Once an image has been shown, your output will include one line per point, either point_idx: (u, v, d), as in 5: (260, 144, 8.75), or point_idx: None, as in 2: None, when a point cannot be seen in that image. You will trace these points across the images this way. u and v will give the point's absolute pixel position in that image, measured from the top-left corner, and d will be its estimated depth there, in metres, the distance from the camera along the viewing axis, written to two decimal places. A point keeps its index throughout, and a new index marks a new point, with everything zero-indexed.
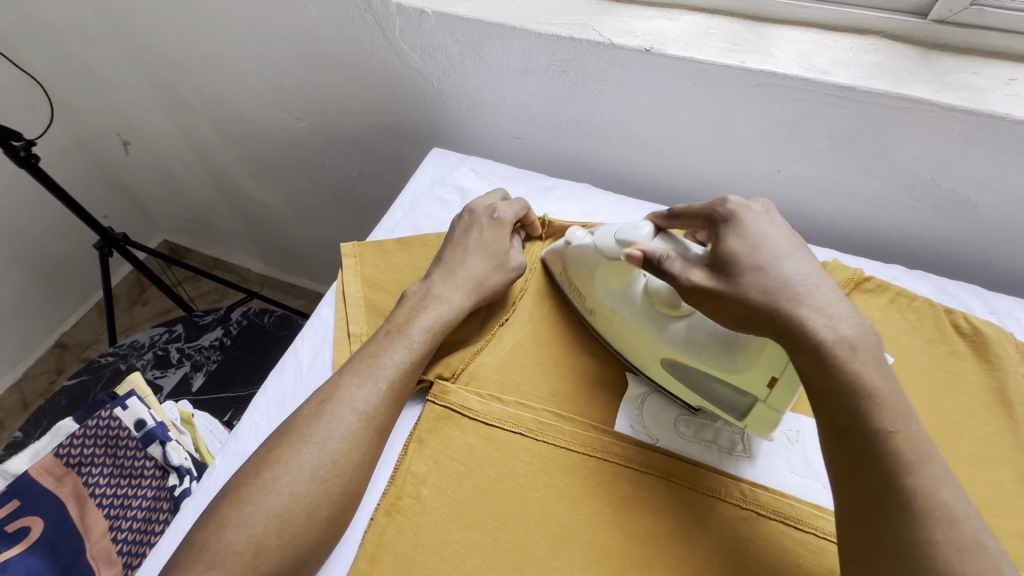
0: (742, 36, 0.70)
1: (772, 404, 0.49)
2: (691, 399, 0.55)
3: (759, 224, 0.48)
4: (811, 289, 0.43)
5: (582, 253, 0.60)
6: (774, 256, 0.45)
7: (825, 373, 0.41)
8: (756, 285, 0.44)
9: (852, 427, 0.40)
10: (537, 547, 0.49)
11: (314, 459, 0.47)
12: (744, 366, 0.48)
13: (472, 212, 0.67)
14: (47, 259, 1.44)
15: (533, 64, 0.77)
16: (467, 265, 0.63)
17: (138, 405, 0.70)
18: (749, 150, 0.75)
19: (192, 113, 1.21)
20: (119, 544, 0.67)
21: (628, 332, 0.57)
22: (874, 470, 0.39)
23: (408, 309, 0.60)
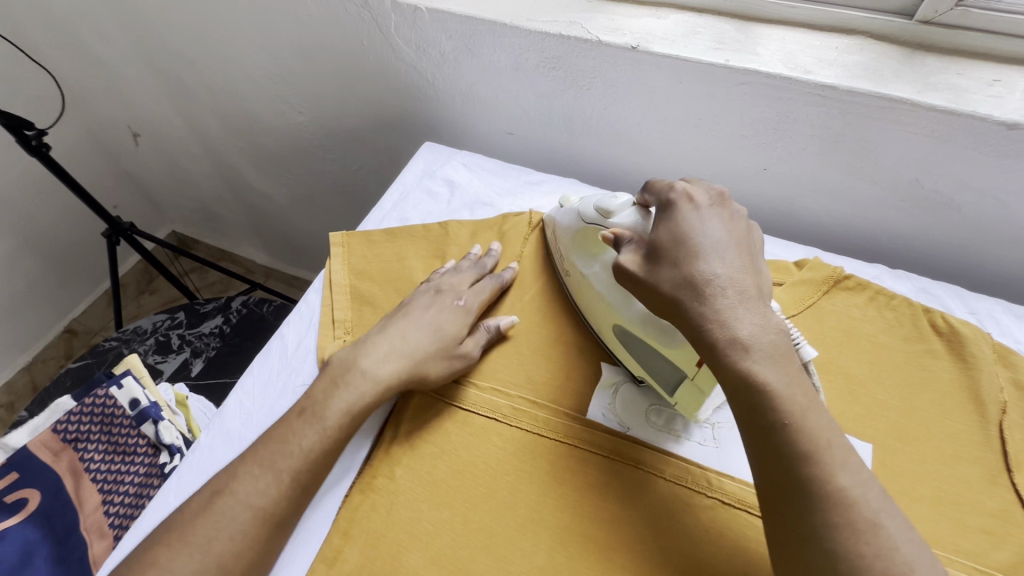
0: (729, 35, 0.71)
1: (698, 382, 0.50)
2: (633, 369, 0.58)
3: (693, 222, 0.47)
4: (721, 288, 0.43)
5: (567, 219, 0.63)
6: (696, 253, 0.45)
7: (722, 365, 0.42)
8: (668, 282, 0.45)
9: (751, 419, 0.41)
10: (505, 528, 0.50)
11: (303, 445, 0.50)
12: (675, 349, 0.50)
13: (442, 285, 0.64)
14: (58, 246, 1.48)
15: (523, 60, 0.78)
16: (407, 342, 0.57)
17: (133, 385, 0.72)
18: (735, 148, 0.76)
19: (199, 107, 1.24)
20: (111, 518, 0.69)
21: (590, 298, 0.60)
22: (775, 455, 0.39)
23: (329, 382, 0.55)
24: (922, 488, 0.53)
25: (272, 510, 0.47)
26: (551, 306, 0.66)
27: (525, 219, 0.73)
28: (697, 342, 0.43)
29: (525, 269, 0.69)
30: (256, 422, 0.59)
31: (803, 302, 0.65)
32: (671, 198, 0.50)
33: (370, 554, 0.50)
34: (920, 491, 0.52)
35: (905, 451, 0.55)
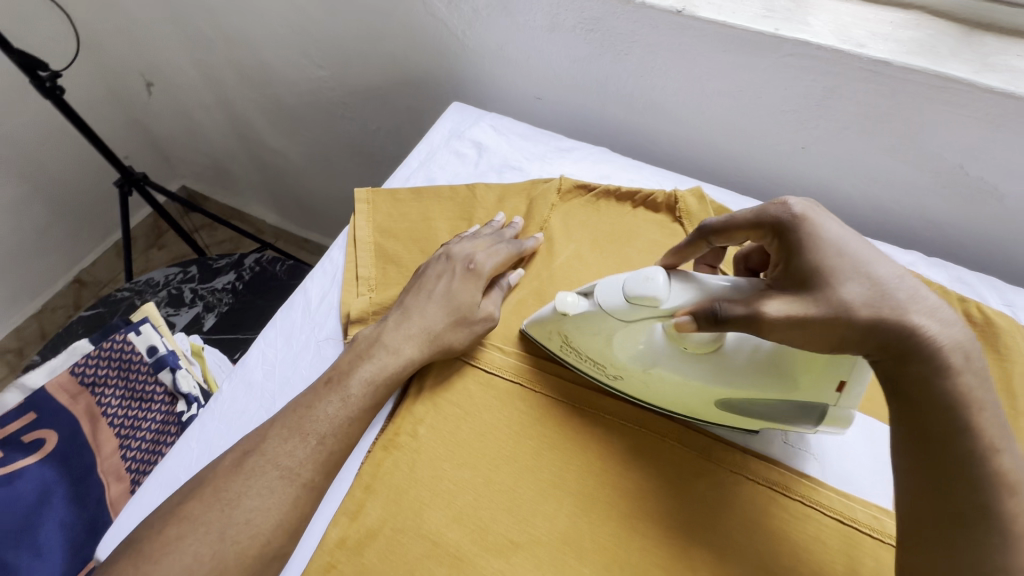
0: (778, 3, 0.68)
1: (843, 406, 0.46)
2: (750, 425, 0.51)
3: (836, 228, 0.42)
4: (903, 302, 0.39)
5: (582, 319, 0.50)
6: (862, 260, 0.40)
7: (918, 393, 0.38)
8: (857, 298, 0.39)
9: (947, 452, 0.37)
10: (527, 490, 0.50)
11: (328, 411, 0.50)
12: (810, 376, 0.45)
13: (449, 255, 0.61)
14: (69, 194, 1.47)
15: (560, 20, 0.76)
16: (424, 313, 0.57)
17: (151, 333, 0.72)
18: (775, 124, 0.73)
19: (216, 57, 1.21)
20: (128, 461, 0.70)
21: (667, 386, 0.50)
22: (965, 489, 0.37)
23: (354, 354, 0.54)
24: None
25: (289, 457, 0.47)
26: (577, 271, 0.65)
27: (555, 185, 0.70)
28: (908, 362, 0.38)
29: (554, 233, 0.67)
30: (279, 374, 0.59)
31: None
32: (790, 205, 0.43)
33: (392, 509, 0.50)
34: None
35: None
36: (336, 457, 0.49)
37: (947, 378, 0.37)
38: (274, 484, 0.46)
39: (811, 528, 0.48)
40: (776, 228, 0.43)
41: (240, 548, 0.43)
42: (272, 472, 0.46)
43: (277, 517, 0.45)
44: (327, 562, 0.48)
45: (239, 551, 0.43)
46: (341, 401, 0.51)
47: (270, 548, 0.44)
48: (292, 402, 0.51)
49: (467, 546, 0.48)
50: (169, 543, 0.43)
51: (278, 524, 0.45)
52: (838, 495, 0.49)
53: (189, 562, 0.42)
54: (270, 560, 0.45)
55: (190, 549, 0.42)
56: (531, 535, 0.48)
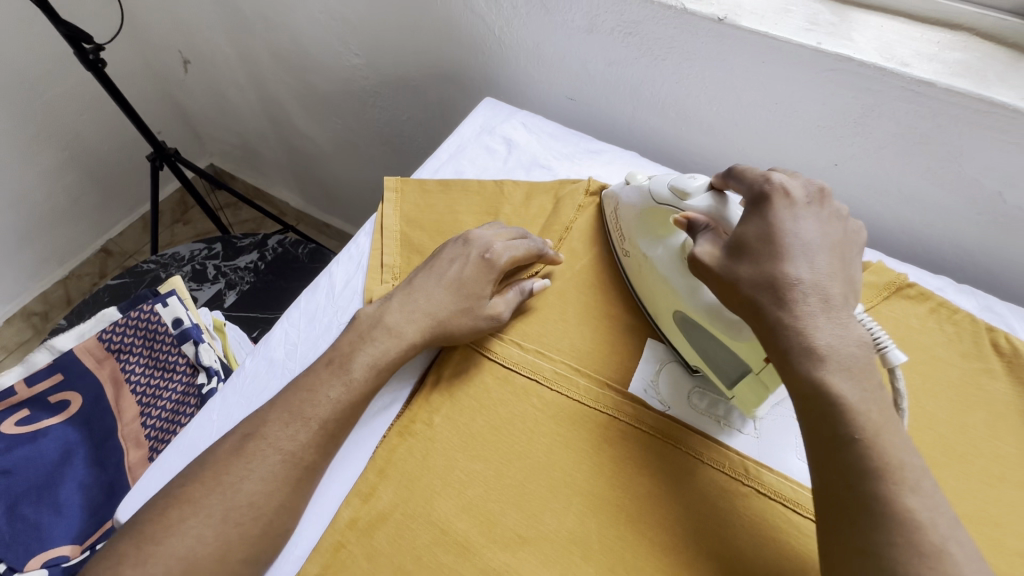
0: (823, 16, 0.67)
1: (763, 377, 0.49)
2: (689, 356, 0.57)
3: (784, 218, 0.45)
4: (802, 294, 0.41)
5: (632, 198, 0.61)
6: (781, 252, 0.43)
7: (793, 371, 0.41)
8: (742, 273, 0.44)
9: (821, 429, 0.40)
10: (538, 487, 0.51)
11: (333, 395, 0.51)
12: (743, 337, 0.49)
13: (467, 241, 0.60)
14: (102, 164, 1.50)
15: (600, 21, 0.76)
16: (432, 296, 0.57)
17: (177, 305, 0.72)
18: (810, 139, 0.72)
19: (253, 40, 1.23)
20: (148, 429, 0.70)
21: (649, 281, 0.58)
22: (841, 469, 0.39)
23: (354, 336, 0.55)
24: (966, 505, 0.51)
25: (291, 441, 0.48)
26: (595, 270, 0.65)
27: (582, 187, 0.70)
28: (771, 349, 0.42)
29: (578, 236, 0.67)
30: (300, 354, 0.60)
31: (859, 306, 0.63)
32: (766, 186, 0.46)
33: (403, 494, 0.50)
34: (959, 507, 0.51)
35: (951, 466, 0.53)
36: (333, 438, 0.50)
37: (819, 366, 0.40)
38: (275, 468, 0.47)
39: (816, 544, 0.47)
40: (752, 199, 0.47)
41: (244, 529, 0.44)
42: (274, 456, 0.47)
43: (279, 499, 0.46)
44: (336, 542, 0.48)
45: (242, 531, 0.44)
46: (345, 384, 0.51)
47: (273, 527, 0.46)
48: (294, 383, 0.52)
49: (475, 537, 0.48)
50: (187, 523, 0.44)
51: (280, 505, 0.46)
52: None
53: (192, 543, 0.43)
54: (273, 539, 0.46)
55: (192, 530, 0.43)
56: (540, 530, 0.49)
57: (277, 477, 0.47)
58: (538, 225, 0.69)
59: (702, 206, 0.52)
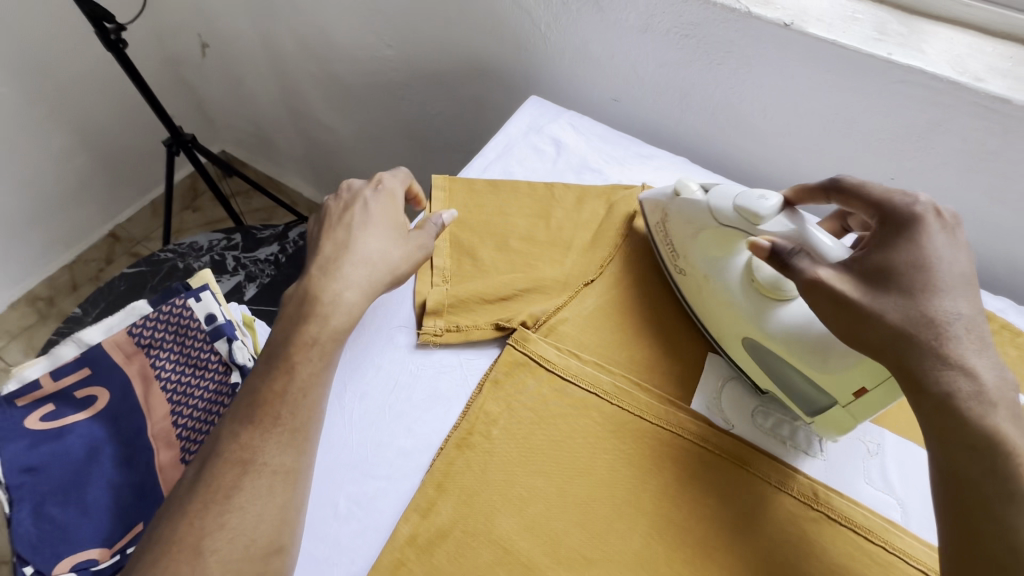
0: (891, 26, 0.65)
1: (852, 411, 0.48)
2: (758, 377, 0.55)
3: (936, 248, 0.44)
4: (959, 331, 0.41)
5: (688, 212, 0.58)
6: (934, 286, 0.42)
7: (953, 416, 0.39)
8: (887, 308, 0.42)
9: (980, 483, 0.38)
10: (601, 506, 0.49)
11: (281, 385, 0.47)
12: (841, 370, 0.47)
13: (349, 189, 0.59)
14: (114, 148, 1.47)
15: (655, 22, 0.73)
16: (354, 244, 0.54)
17: (210, 300, 0.71)
18: (868, 152, 0.70)
19: (279, 25, 1.19)
20: (179, 428, 0.66)
21: (711, 303, 0.57)
22: (999, 527, 0.37)
23: (287, 319, 0.50)
24: None
25: (254, 447, 0.44)
26: (651, 281, 0.63)
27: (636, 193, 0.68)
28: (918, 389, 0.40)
29: (633, 245, 0.65)
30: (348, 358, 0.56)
31: None
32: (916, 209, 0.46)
33: (463, 510, 0.48)
34: None
35: None
36: (296, 433, 0.46)
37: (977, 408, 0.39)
38: (240, 479, 0.43)
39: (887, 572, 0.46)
40: (893, 221, 0.46)
41: (219, 555, 0.40)
42: (233, 468, 0.43)
43: (256, 512, 0.42)
44: (396, 559, 0.46)
45: (220, 557, 0.40)
46: (293, 376, 0.47)
47: (257, 546, 0.41)
48: (249, 386, 0.48)
49: (539, 558, 0.46)
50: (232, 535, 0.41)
51: (258, 519, 0.42)
52: (922, 546, 0.47)
53: None
54: (267, 558, 0.42)
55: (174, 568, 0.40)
56: (605, 552, 0.47)
57: (249, 488, 0.43)
58: (591, 230, 0.66)
59: (779, 227, 0.50)
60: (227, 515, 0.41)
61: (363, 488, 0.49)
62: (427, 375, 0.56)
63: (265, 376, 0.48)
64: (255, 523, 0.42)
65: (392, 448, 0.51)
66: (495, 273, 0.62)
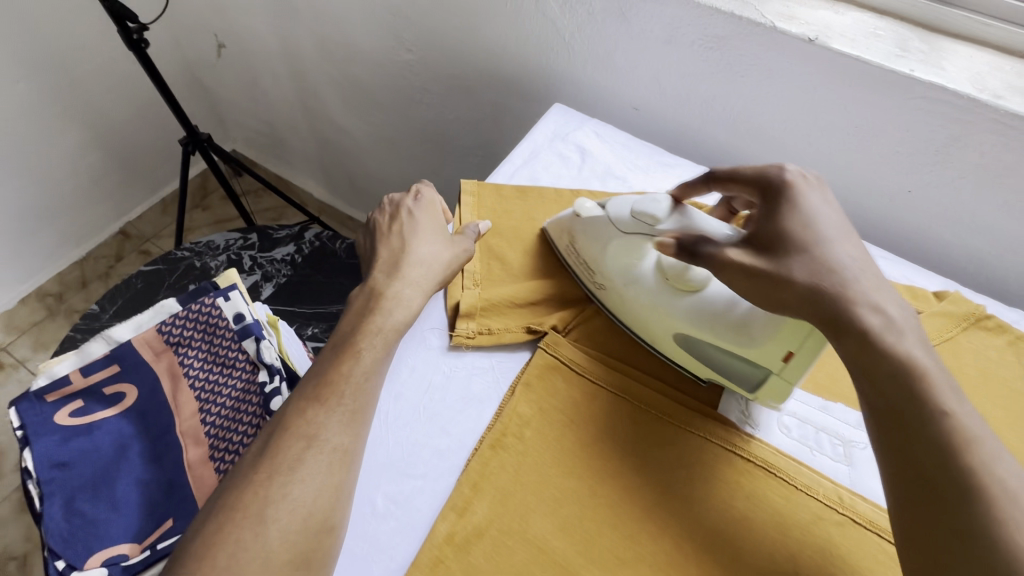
0: (912, 43, 0.67)
1: (785, 377, 0.51)
2: (693, 368, 0.57)
3: (812, 203, 0.49)
4: (851, 275, 0.45)
5: (596, 226, 0.60)
6: (820, 238, 0.47)
7: (868, 352, 0.42)
8: (797, 272, 0.45)
9: (904, 413, 0.39)
10: (633, 507, 0.50)
11: (354, 367, 0.49)
12: (765, 338, 0.50)
13: (391, 201, 0.61)
14: (127, 146, 1.47)
15: (680, 34, 0.75)
16: (415, 245, 0.57)
17: (239, 300, 0.72)
18: (887, 165, 0.72)
19: (299, 28, 1.20)
20: (207, 425, 0.67)
21: (635, 308, 0.58)
22: (927, 450, 0.38)
23: (354, 312, 0.53)
24: None
25: (319, 425, 0.45)
26: None
27: None
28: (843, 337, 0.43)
29: None
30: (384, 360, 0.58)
31: (937, 336, 0.63)
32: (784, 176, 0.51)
33: (499, 510, 0.49)
34: None
35: None
36: (358, 415, 0.47)
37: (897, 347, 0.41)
38: (302, 454, 0.44)
39: None
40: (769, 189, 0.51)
41: (280, 525, 0.41)
42: (298, 442, 0.44)
43: (316, 487, 0.43)
44: (434, 557, 0.46)
45: (280, 527, 0.41)
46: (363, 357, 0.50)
47: (314, 519, 0.42)
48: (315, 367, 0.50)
49: (573, 557, 0.47)
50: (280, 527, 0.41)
51: (317, 494, 0.43)
52: None
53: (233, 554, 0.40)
54: (321, 533, 0.43)
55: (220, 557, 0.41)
56: (637, 552, 0.48)
57: (311, 464, 0.44)
58: None
59: (673, 227, 0.54)
60: (289, 485, 0.42)
61: (399, 487, 0.50)
62: (460, 377, 0.57)
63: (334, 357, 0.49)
64: (313, 497, 0.43)
65: (427, 448, 0.52)
66: (524, 277, 0.64)
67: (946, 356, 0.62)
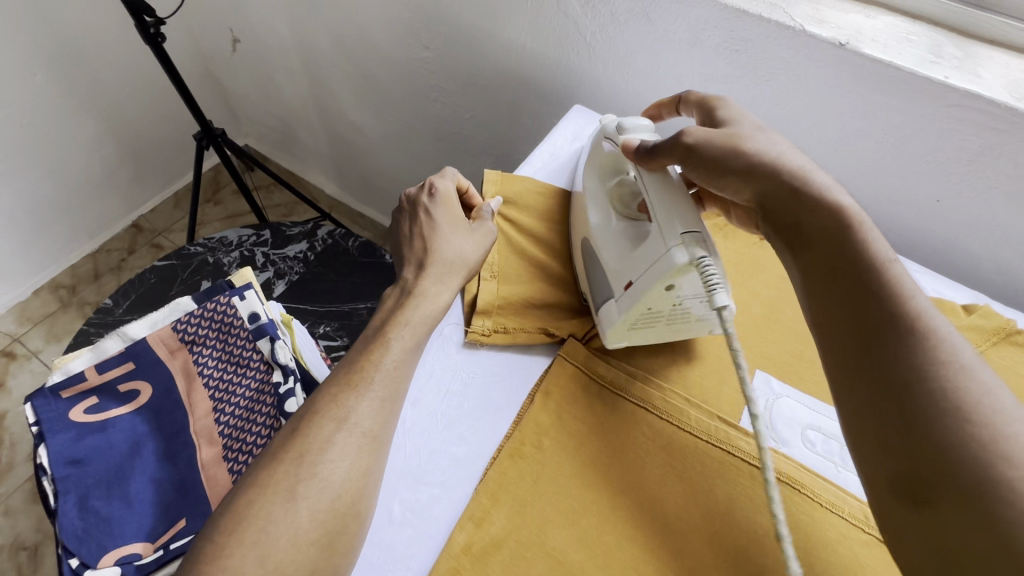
0: (946, 49, 0.65)
1: (619, 304, 0.55)
2: (584, 285, 0.62)
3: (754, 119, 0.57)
4: (797, 160, 0.51)
5: (598, 138, 0.66)
6: (767, 137, 0.53)
7: (815, 220, 0.48)
8: (742, 163, 0.51)
9: (852, 275, 0.45)
10: (652, 521, 0.49)
11: (389, 356, 0.48)
12: (627, 262, 0.55)
13: (409, 201, 0.60)
14: (142, 140, 1.47)
15: (705, 36, 0.73)
16: (437, 243, 0.56)
17: (254, 299, 0.71)
18: (915, 174, 0.70)
19: (314, 23, 1.20)
20: (222, 426, 0.66)
21: (581, 213, 0.64)
22: (873, 302, 0.43)
23: (385, 308, 0.53)
24: None
25: (349, 409, 0.45)
26: None
27: None
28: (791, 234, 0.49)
29: None
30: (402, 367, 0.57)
31: None
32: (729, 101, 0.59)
33: (517, 520, 0.48)
34: None
35: None
36: (388, 401, 0.46)
37: (845, 239, 0.46)
38: (332, 436, 0.43)
39: None
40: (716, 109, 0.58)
41: (310, 505, 0.41)
42: (329, 424, 0.44)
43: (347, 469, 0.43)
44: (451, 568, 0.46)
45: (310, 506, 0.41)
46: (396, 349, 0.49)
47: (341, 502, 0.42)
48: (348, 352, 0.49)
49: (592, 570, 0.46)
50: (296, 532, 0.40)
51: (346, 476, 0.42)
52: None
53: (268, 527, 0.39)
54: (346, 518, 0.42)
55: None
56: (656, 567, 0.47)
57: (341, 447, 0.43)
58: None
59: (647, 135, 0.60)
60: (319, 464, 0.42)
61: (417, 495, 0.50)
62: (478, 384, 0.56)
63: (368, 345, 0.49)
64: (344, 478, 0.42)
65: (445, 456, 0.52)
66: (545, 282, 0.63)
67: None
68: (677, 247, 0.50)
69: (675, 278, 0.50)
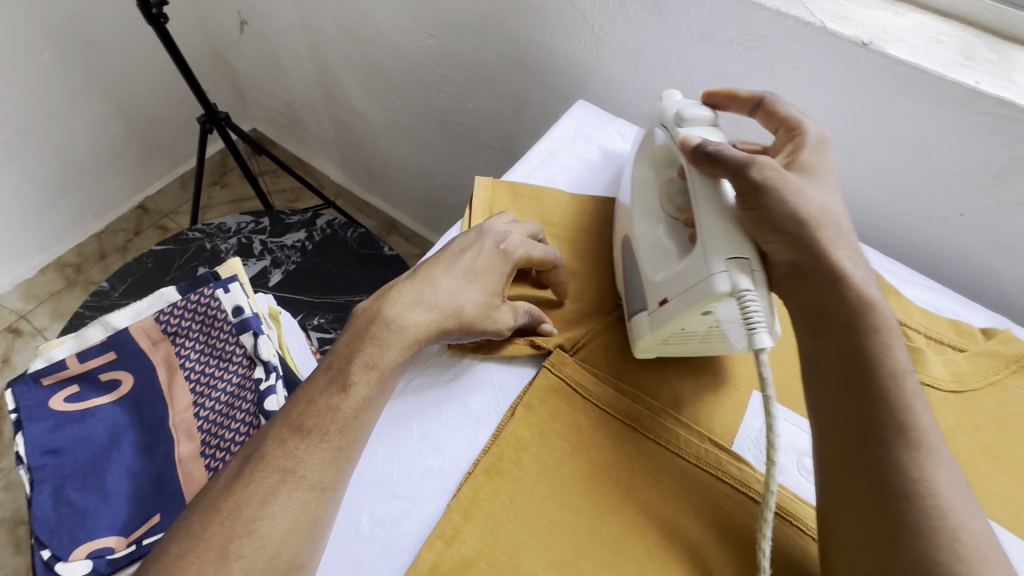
0: (979, 52, 0.60)
1: (652, 319, 0.52)
2: (618, 284, 0.61)
3: (816, 165, 0.53)
4: (834, 231, 0.49)
5: (654, 120, 0.62)
6: (819, 193, 0.51)
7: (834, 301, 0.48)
8: (794, 222, 0.49)
9: (850, 368, 0.46)
10: (631, 548, 0.46)
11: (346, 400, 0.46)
12: (665, 279, 0.51)
13: (481, 231, 0.57)
14: (149, 121, 1.46)
15: (718, 30, 0.69)
16: (445, 289, 0.52)
17: (238, 292, 0.70)
18: (937, 185, 0.66)
19: (320, 7, 1.17)
20: (201, 420, 0.65)
21: (626, 206, 0.62)
22: (865, 400, 0.45)
23: (351, 333, 0.49)
24: None
25: (302, 464, 0.43)
26: None
27: None
28: (811, 314, 0.49)
29: None
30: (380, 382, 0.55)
31: (982, 379, 0.57)
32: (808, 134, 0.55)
33: (489, 541, 0.46)
34: None
35: None
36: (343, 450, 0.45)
37: (864, 337, 0.46)
38: (274, 489, 0.42)
39: None
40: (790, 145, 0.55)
41: (247, 562, 0.40)
42: (273, 476, 0.43)
43: (288, 524, 0.42)
44: None
45: (244, 564, 0.40)
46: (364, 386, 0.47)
47: (283, 558, 0.41)
48: (312, 384, 0.47)
49: None
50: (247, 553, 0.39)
51: (287, 530, 0.41)
52: None
53: None
54: (287, 571, 0.41)
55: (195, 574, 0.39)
56: None
57: (287, 502, 0.42)
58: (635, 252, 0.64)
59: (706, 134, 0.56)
60: (258, 521, 0.41)
61: (386, 508, 0.48)
62: (458, 393, 0.54)
63: (328, 382, 0.47)
64: (284, 535, 0.41)
65: (418, 468, 0.50)
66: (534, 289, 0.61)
67: (991, 402, 0.56)
68: (720, 275, 0.46)
69: (711, 306, 0.47)
